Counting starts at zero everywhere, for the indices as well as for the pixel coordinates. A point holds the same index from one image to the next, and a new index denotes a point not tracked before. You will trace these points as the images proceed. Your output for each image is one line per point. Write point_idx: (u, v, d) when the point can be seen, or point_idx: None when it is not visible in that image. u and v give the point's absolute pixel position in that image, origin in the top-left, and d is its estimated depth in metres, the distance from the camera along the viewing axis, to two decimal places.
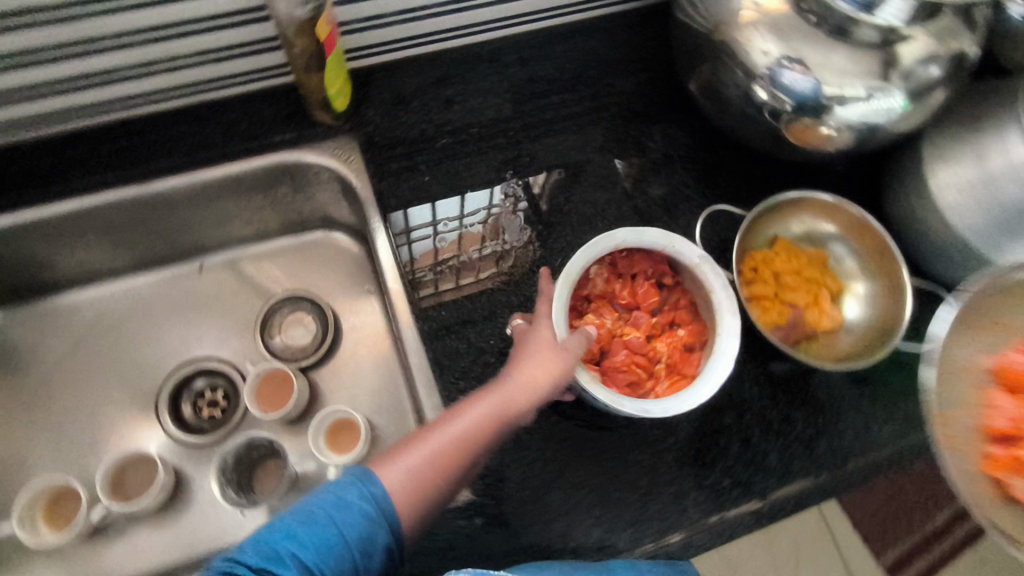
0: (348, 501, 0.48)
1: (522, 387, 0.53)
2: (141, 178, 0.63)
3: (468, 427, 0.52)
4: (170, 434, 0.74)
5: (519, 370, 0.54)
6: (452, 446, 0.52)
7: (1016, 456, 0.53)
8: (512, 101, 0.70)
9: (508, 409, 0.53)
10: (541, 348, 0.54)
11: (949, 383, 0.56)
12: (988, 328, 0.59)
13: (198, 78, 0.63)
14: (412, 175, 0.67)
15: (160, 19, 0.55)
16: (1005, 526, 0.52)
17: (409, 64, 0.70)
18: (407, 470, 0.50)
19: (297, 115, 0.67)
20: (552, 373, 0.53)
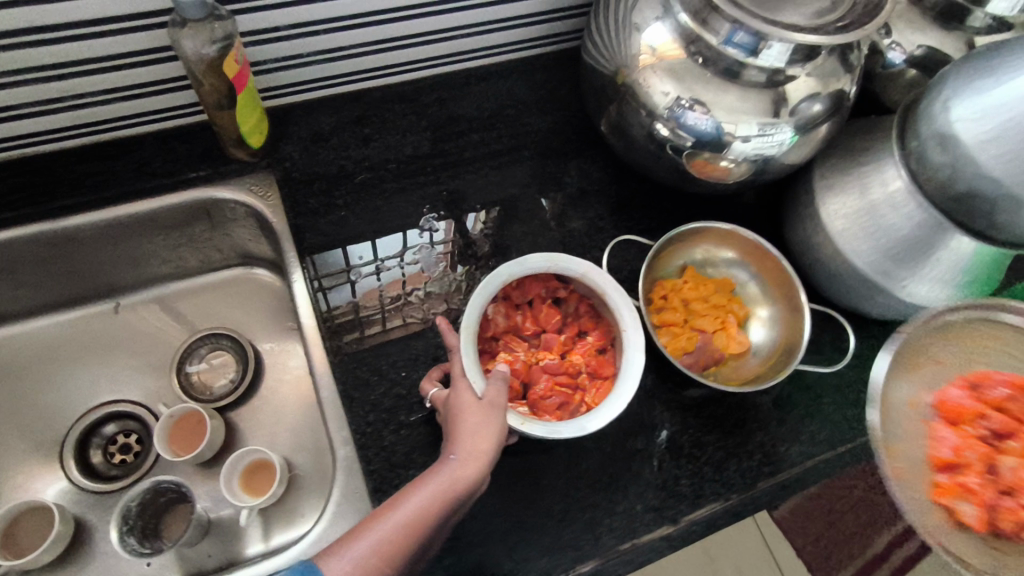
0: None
1: (466, 457, 0.51)
2: (44, 216, 0.62)
3: (417, 507, 0.49)
4: (75, 481, 0.71)
5: (463, 442, 0.52)
6: (402, 531, 0.48)
7: (959, 484, 0.55)
8: (430, 138, 0.72)
9: (455, 485, 0.50)
10: (476, 411, 0.53)
11: (897, 421, 0.59)
12: (918, 371, 0.62)
13: (107, 115, 0.63)
14: (330, 211, 0.67)
15: (63, 56, 0.55)
16: (963, 557, 0.53)
17: (329, 102, 0.72)
18: (353, 562, 0.46)
19: (211, 153, 0.67)
20: (493, 440, 0.52)
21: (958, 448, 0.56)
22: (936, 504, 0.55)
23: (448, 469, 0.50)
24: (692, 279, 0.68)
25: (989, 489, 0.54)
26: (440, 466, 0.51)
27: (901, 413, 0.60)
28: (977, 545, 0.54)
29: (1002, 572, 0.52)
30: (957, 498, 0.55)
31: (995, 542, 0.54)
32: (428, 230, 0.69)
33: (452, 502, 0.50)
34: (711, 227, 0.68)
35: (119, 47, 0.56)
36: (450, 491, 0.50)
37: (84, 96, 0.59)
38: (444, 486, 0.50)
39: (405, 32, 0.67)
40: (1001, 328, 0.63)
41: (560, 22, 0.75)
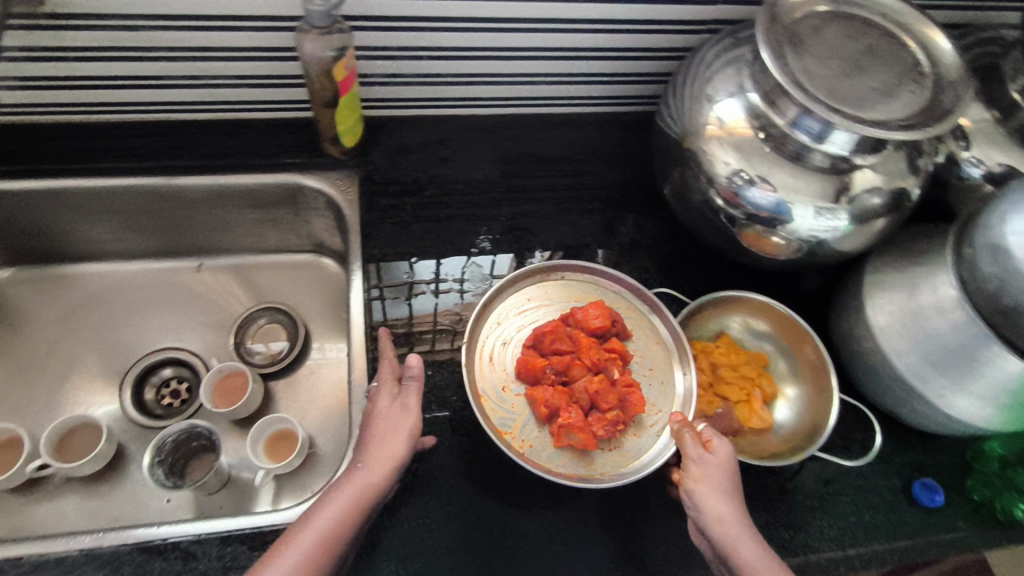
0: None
1: (375, 464, 0.54)
2: (162, 172, 0.73)
3: (329, 523, 0.51)
4: (124, 407, 0.79)
5: (372, 451, 0.55)
6: (320, 546, 0.50)
7: (564, 423, 0.59)
8: (502, 168, 0.78)
9: (365, 492, 0.53)
10: (387, 417, 0.57)
11: (503, 402, 0.62)
12: (507, 344, 0.66)
13: (232, 98, 0.73)
14: (398, 216, 0.74)
15: (208, 42, 0.65)
16: (588, 471, 0.59)
17: (420, 122, 0.79)
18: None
19: (309, 147, 0.76)
20: (401, 443, 0.56)
21: (547, 393, 0.61)
22: (561, 449, 0.60)
23: (359, 477, 0.53)
24: (722, 344, 0.68)
25: (581, 413, 0.60)
26: (351, 479, 0.53)
27: (489, 389, 0.63)
28: (592, 459, 0.60)
29: (617, 465, 0.60)
30: (565, 437, 0.59)
31: (611, 445, 0.61)
32: (483, 255, 0.73)
33: (363, 508, 0.52)
34: (750, 296, 0.68)
35: (254, 42, 0.65)
36: (363, 499, 0.53)
37: (219, 78, 0.70)
38: (356, 494, 0.53)
39: (498, 71, 0.74)
40: (559, 288, 0.70)
41: (643, 86, 0.80)
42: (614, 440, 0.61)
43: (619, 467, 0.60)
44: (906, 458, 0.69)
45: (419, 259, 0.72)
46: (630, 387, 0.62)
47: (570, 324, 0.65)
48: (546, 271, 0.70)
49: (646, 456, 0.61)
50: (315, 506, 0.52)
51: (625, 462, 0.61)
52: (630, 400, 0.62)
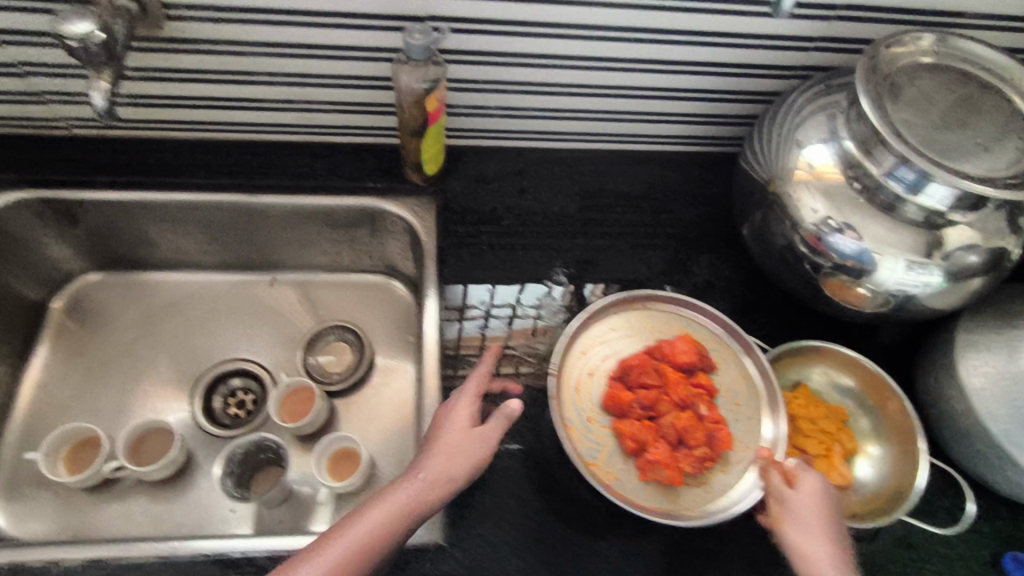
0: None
1: (435, 480, 0.54)
2: (250, 190, 0.75)
3: (372, 528, 0.51)
4: (193, 413, 0.81)
5: (435, 466, 0.54)
6: (361, 549, 0.50)
7: (653, 460, 0.57)
8: (579, 203, 0.80)
9: (417, 504, 0.53)
10: (460, 435, 0.56)
11: (589, 434, 0.60)
12: (594, 375, 0.63)
13: (322, 123, 0.75)
14: (474, 244, 0.75)
15: (308, 69, 0.67)
16: (676, 508, 0.57)
17: (499, 153, 0.81)
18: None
19: (392, 172, 0.78)
20: (465, 467, 0.55)
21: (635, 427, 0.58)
22: (647, 483, 0.58)
23: (412, 490, 0.53)
24: (797, 394, 0.66)
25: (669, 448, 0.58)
26: (406, 488, 0.53)
27: (575, 420, 0.60)
28: (679, 495, 0.58)
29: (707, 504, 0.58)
30: (652, 473, 0.57)
31: (698, 481, 0.59)
32: (558, 287, 0.74)
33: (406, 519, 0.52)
34: (835, 347, 0.66)
35: (352, 70, 0.68)
36: (412, 511, 0.52)
37: (313, 103, 0.72)
38: (409, 505, 0.52)
39: (582, 107, 0.74)
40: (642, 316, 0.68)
41: (725, 128, 0.80)
42: (703, 477, 0.59)
43: (708, 506, 0.58)
44: (995, 530, 0.65)
45: (494, 288, 0.73)
46: (720, 424, 0.59)
47: (659, 355, 0.62)
48: (630, 300, 0.68)
49: (734, 495, 0.58)
50: (368, 506, 0.52)
51: (714, 500, 0.58)
52: (718, 438, 0.59)
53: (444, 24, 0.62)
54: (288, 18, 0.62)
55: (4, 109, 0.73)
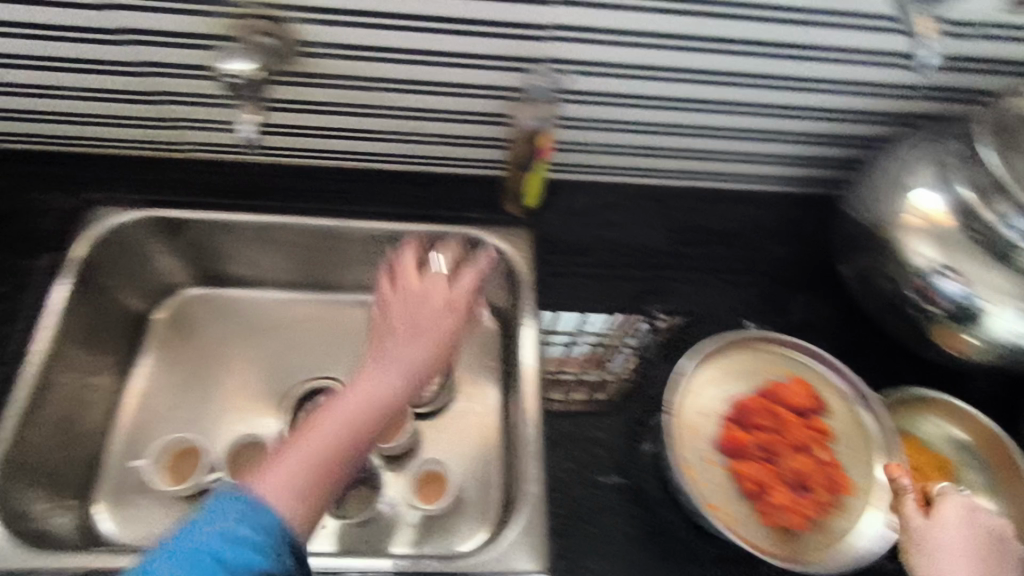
0: (208, 552, 0.41)
1: (376, 350, 0.55)
2: (354, 216, 0.78)
3: (354, 407, 0.51)
4: None
5: (390, 355, 0.55)
6: (340, 436, 0.49)
7: (776, 504, 0.55)
8: (669, 238, 0.80)
9: (377, 393, 0.52)
10: (423, 321, 0.58)
11: (706, 475, 0.58)
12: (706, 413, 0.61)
13: (427, 154, 0.78)
14: (569, 277, 0.77)
15: (425, 105, 0.70)
16: (801, 554, 0.55)
17: (593, 187, 0.82)
18: (286, 470, 0.46)
19: (490, 204, 0.80)
20: (428, 350, 0.56)
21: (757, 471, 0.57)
22: (769, 527, 0.56)
23: (381, 371, 0.53)
24: (918, 447, 0.66)
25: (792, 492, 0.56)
26: (371, 381, 0.53)
27: (691, 459, 0.58)
28: (802, 541, 0.56)
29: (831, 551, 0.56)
30: (776, 517, 0.55)
31: (820, 526, 0.57)
32: (653, 325, 0.73)
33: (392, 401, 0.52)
34: (946, 397, 0.66)
35: (466, 106, 0.70)
36: (380, 400, 0.51)
37: (423, 136, 0.75)
38: (370, 392, 0.52)
39: (681, 147, 0.76)
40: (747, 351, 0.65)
41: (822, 170, 0.80)
42: (825, 522, 0.57)
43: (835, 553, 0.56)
44: None
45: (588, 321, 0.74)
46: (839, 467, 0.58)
47: (772, 393, 0.60)
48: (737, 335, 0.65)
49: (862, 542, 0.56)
50: (336, 399, 0.51)
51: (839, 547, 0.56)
52: (839, 480, 0.57)
53: (567, 67, 0.64)
54: (416, 60, 0.65)
55: (126, 132, 0.76)
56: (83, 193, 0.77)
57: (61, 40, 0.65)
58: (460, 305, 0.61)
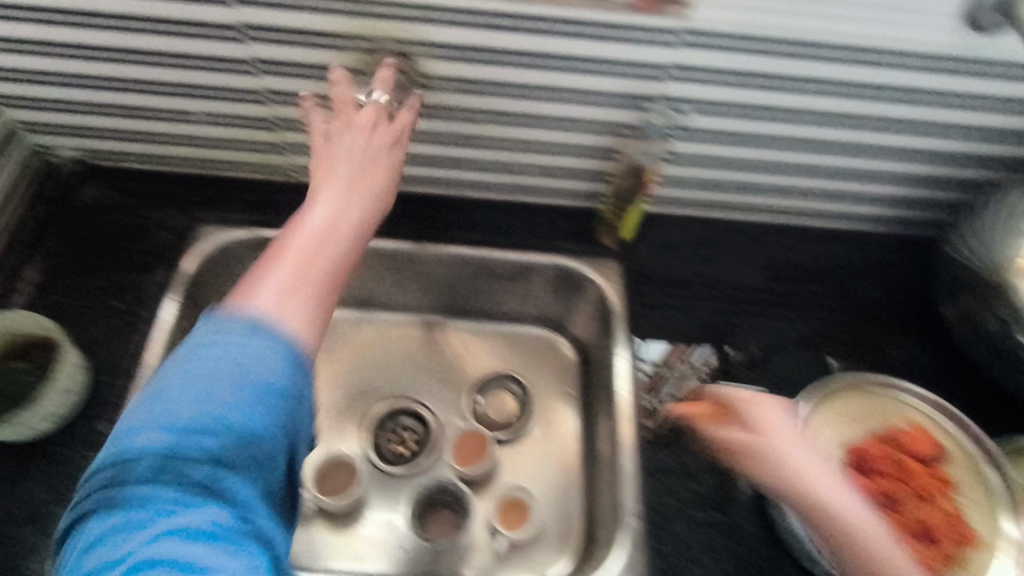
0: (231, 362, 0.41)
1: (340, 180, 0.52)
2: (455, 243, 0.81)
3: (316, 233, 0.49)
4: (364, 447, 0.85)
5: (344, 184, 0.52)
6: (310, 256, 0.47)
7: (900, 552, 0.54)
8: (767, 276, 0.82)
9: (342, 220, 0.50)
10: (339, 141, 0.55)
11: None
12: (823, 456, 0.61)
13: (526, 183, 0.80)
14: (665, 309, 0.78)
15: (534, 136, 0.72)
16: None
17: (684, 221, 0.83)
18: (276, 290, 0.45)
19: (584, 234, 0.82)
20: (372, 170, 0.54)
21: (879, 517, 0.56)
22: None
23: (329, 197, 0.51)
24: None
25: (915, 541, 0.55)
26: (317, 207, 0.50)
27: None
28: None
29: None
30: None
31: None
32: (753, 362, 0.75)
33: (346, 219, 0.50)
34: None
35: (574, 140, 0.72)
36: (344, 224, 0.50)
37: (526, 166, 0.77)
38: (333, 219, 0.50)
39: (776, 184, 0.77)
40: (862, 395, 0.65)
41: (916, 210, 0.80)
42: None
43: None
44: None
45: (681, 352, 0.76)
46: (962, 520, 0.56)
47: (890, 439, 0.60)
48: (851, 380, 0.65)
49: None
50: (292, 230, 0.49)
51: None
52: (965, 533, 0.55)
53: (685, 105, 0.67)
54: (529, 96, 0.66)
55: (236, 155, 0.78)
56: (193, 211, 0.80)
57: (186, 68, 0.67)
58: (404, 133, 0.57)
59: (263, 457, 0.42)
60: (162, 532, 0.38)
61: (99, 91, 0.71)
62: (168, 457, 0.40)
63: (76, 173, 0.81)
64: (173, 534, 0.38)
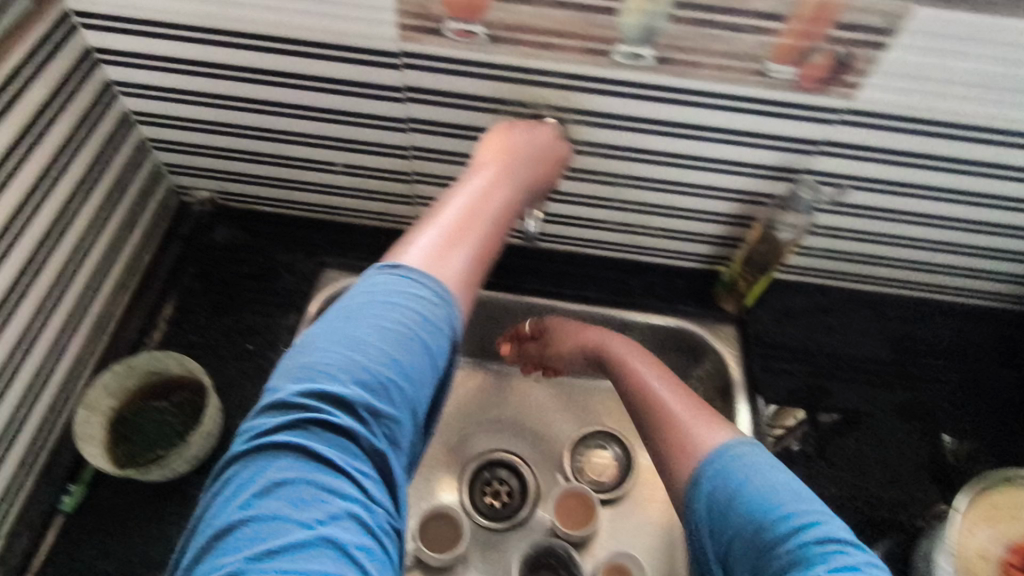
0: (404, 345, 0.47)
1: (497, 168, 0.58)
2: (574, 301, 0.82)
3: (465, 210, 0.55)
4: (463, 499, 0.85)
5: (499, 162, 0.58)
6: (463, 222, 0.54)
7: None
8: (891, 349, 0.81)
9: (491, 202, 0.56)
10: (499, 139, 0.60)
11: None
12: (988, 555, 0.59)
13: (648, 245, 0.81)
14: (789, 377, 0.79)
15: (668, 203, 0.73)
16: None
17: (802, 288, 0.84)
18: (428, 254, 0.51)
19: (702, 298, 0.82)
20: (523, 170, 0.59)
21: None
22: None
23: (482, 181, 0.57)
24: None
25: None
26: (474, 182, 0.57)
27: None
28: None
29: None
30: None
31: None
32: (878, 438, 0.76)
33: (492, 201, 0.56)
34: None
35: (707, 207, 0.73)
36: (493, 198, 0.57)
37: (651, 229, 0.78)
38: (486, 192, 0.56)
39: (905, 258, 0.77)
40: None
41: None
42: None
43: None
44: None
45: (798, 416, 0.77)
46: None
47: None
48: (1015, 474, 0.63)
49: None
50: (448, 198, 0.56)
51: None
52: None
53: (831, 180, 0.67)
54: (670, 162, 0.67)
55: (369, 206, 0.80)
56: (319, 256, 0.81)
57: (335, 123, 0.68)
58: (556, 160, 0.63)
59: (408, 448, 0.49)
60: (339, 512, 0.42)
61: (246, 140, 0.73)
62: (351, 421, 0.46)
63: (206, 213, 0.83)
64: (356, 509, 0.43)
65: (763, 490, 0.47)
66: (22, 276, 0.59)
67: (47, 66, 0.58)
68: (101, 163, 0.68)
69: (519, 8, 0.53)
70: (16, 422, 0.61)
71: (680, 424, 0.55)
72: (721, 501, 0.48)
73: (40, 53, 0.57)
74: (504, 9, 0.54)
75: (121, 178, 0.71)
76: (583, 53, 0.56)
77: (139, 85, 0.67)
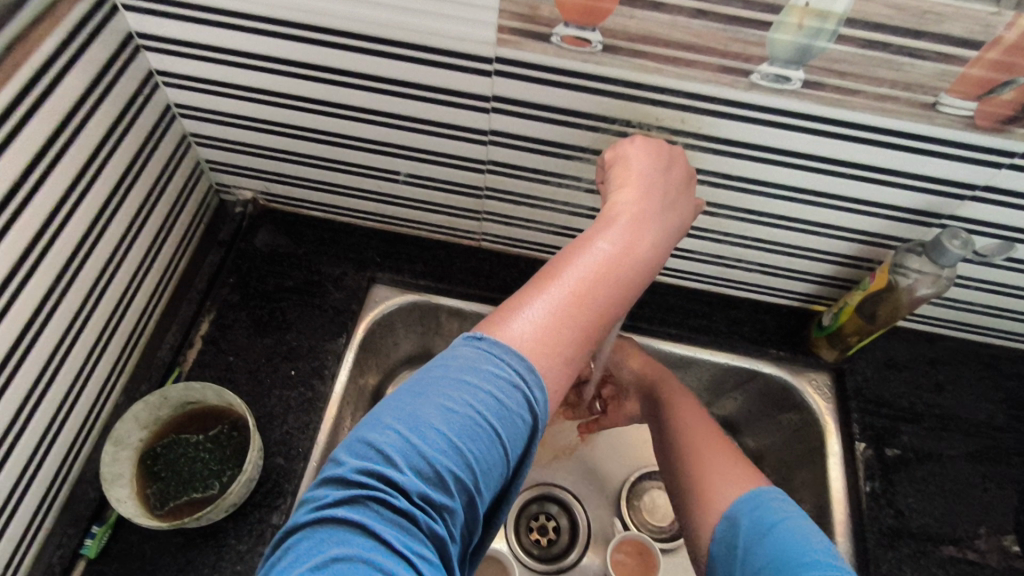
0: (478, 421, 0.38)
1: (632, 219, 0.47)
2: (650, 335, 0.74)
3: (593, 272, 0.44)
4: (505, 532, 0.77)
5: (630, 212, 0.47)
6: (587, 287, 0.43)
7: None
8: (1007, 412, 0.72)
9: (623, 264, 0.45)
10: (631, 171, 0.50)
11: None
12: None
13: (740, 279, 0.72)
14: (895, 436, 0.69)
15: (774, 236, 0.64)
16: None
17: (907, 335, 0.75)
18: (536, 326, 0.41)
19: (794, 340, 0.74)
20: (651, 213, 0.48)
21: None
22: None
23: (619, 235, 0.46)
24: None
25: None
26: (605, 233, 0.46)
27: None
28: None
29: None
30: None
31: None
32: (991, 516, 0.66)
33: (623, 263, 0.45)
34: None
35: (819, 245, 0.64)
36: (621, 262, 0.45)
37: (748, 263, 0.69)
38: (617, 250, 0.45)
39: None
40: None
41: None
42: None
43: None
44: None
45: (867, 451, 0.68)
46: None
47: None
48: None
49: None
50: (576, 251, 0.45)
51: None
52: None
53: (975, 227, 0.58)
54: (790, 195, 0.58)
55: (432, 219, 0.72)
56: (368, 268, 0.73)
57: (406, 129, 0.59)
58: (684, 191, 0.52)
59: (464, 537, 0.40)
60: None
61: (300, 142, 0.64)
62: (411, 498, 0.36)
63: (247, 217, 0.75)
64: None
65: (802, 540, 0.45)
66: (50, 295, 0.52)
67: (84, 54, 0.49)
68: (138, 163, 0.60)
69: (652, 15, 0.44)
70: (37, 458, 0.54)
71: (712, 478, 0.55)
72: (753, 539, 0.47)
73: (75, 39, 0.48)
74: (633, 16, 0.44)
75: (159, 179, 0.63)
76: (717, 70, 0.47)
77: (183, 75, 0.58)
